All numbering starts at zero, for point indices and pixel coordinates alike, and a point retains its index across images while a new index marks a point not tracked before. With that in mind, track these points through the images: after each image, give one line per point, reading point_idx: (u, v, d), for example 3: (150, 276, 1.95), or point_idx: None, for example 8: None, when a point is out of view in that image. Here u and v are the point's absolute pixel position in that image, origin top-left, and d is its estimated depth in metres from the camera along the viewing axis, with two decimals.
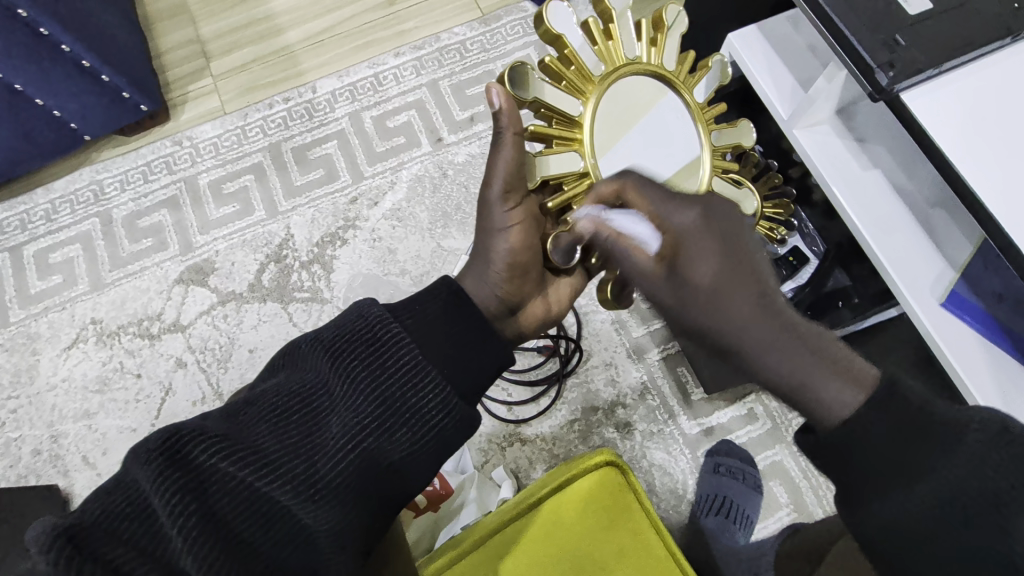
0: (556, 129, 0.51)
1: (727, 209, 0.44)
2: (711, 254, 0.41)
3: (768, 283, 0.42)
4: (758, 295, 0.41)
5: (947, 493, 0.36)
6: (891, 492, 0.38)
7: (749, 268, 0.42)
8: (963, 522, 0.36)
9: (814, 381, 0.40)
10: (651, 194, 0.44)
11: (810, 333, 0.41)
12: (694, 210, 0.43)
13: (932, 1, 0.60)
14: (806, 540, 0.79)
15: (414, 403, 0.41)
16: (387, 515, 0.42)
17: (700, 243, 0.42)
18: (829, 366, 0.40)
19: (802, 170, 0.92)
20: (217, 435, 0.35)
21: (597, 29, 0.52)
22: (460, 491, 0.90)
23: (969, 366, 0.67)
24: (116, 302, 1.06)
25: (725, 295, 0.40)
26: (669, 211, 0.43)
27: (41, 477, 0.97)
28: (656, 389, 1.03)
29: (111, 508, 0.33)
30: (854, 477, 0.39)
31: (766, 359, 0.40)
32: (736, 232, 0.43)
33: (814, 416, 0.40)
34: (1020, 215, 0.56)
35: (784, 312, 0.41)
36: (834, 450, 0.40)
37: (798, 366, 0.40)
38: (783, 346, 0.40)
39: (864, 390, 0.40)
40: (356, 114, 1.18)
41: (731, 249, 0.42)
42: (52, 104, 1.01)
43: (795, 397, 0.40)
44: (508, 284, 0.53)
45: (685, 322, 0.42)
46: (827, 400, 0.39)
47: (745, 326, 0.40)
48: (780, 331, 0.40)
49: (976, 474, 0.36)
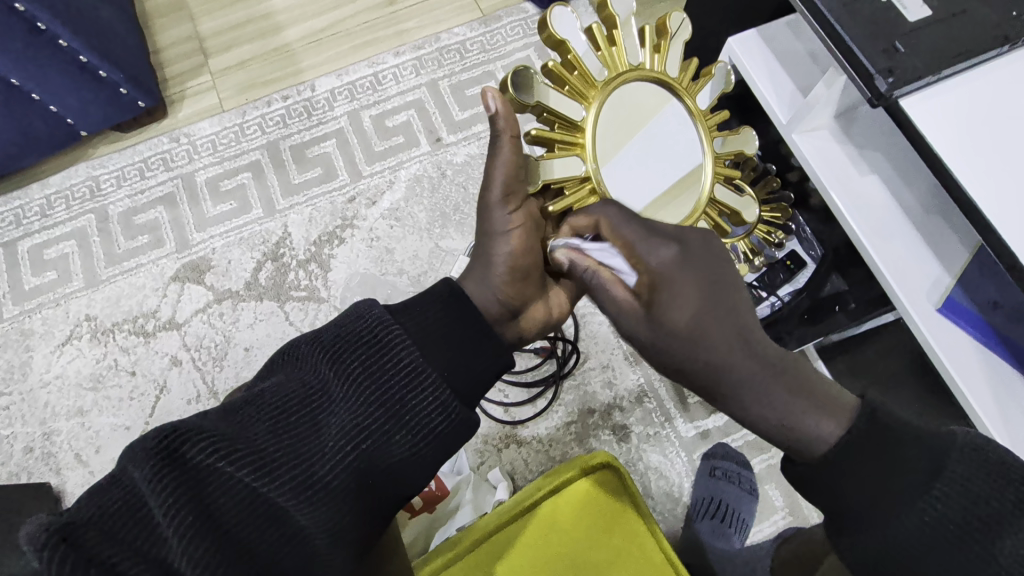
0: (558, 133, 0.50)
1: (707, 243, 0.45)
2: (688, 294, 0.42)
3: (750, 319, 0.42)
4: (740, 332, 0.41)
5: (936, 520, 0.38)
6: (888, 520, 0.38)
7: (726, 306, 0.42)
8: (954, 544, 0.37)
9: (797, 420, 0.40)
10: (627, 231, 0.45)
11: (793, 370, 0.41)
12: (670, 247, 0.44)
13: (931, 9, 0.60)
14: (801, 544, 0.79)
15: (412, 406, 0.41)
16: (383, 517, 0.42)
17: (674, 282, 0.42)
18: (812, 399, 0.40)
19: (801, 174, 0.93)
20: (214, 435, 0.35)
21: (601, 35, 0.51)
22: (455, 492, 0.90)
23: (965, 373, 0.67)
24: (111, 299, 1.06)
25: (703, 333, 0.41)
26: (645, 249, 0.44)
27: (32, 475, 0.96)
28: (653, 391, 1.03)
29: (105, 505, 0.32)
30: (850, 504, 0.39)
31: (744, 397, 0.40)
32: (715, 267, 0.44)
33: (797, 450, 0.40)
34: (1017, 223, 0.56)
35: (764, 346, 0.41)
36: (827, 482, 0.40)
37: (777, 403, 0.40)
38: (765, 383, 0.40)
39: (847, 421, 0.40)
40: (355, 113, 1.17)
41: (711, 285, 0.43)
42: (49, 99, 1.00)
43: (777, 433, 0.40)
44: (509, 286, 0.52)
45: (667, 361, 0.42)
46: (811, 437, 0.39)
47: (724, 361, 0.40)
48: (760, 365, 0.40)
49: (964, 495, 0.38)
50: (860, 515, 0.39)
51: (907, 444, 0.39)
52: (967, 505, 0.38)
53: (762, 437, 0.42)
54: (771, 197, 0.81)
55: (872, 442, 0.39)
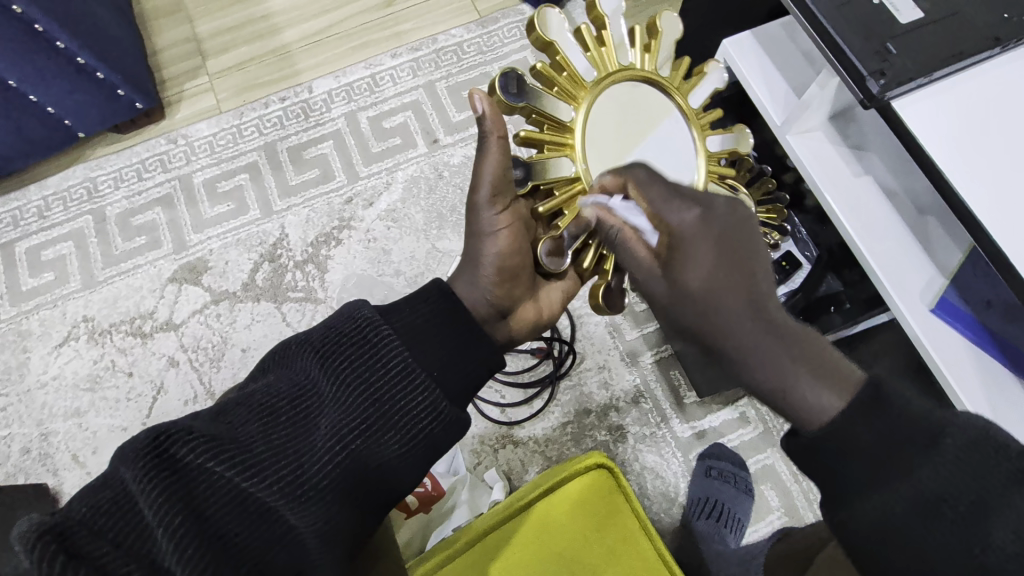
0: (547, 135, 0.51)
1: (733, 208, 0.45)
2: (704, 256, 0.43)
3: (766, 286, 0.43)
4: (754, 300, 0.42)
5: (926, 492, 0.37)
6: (875, 495, 0.38)
7: (745, 270, 0.43)
8: (946, 525, 0.36)
9: (797, 388, 0.41)
10: (652, 192, 0.46)
11: (804, 341, 0.42)
12: (694, 211, 0.44)
13: (922, 10, 0.60)
14: (794, 543, 0.79)
15: (402, 405, 0.42)
16: (376, 514, 0.42)
17: (694, 245, 0.43)
18: (816, 368, 0.41)
19: (795, 175, 0.94)
20: (205, 435, 0.35)
21: (590, 36, 0.52)
22: (451, 493, 0.90)
23: (958, 371, 0.67)
24: (109, 300, 1.06)
25: (717, 293, 0.42)
26: (668, 209, 0.45)
27: (30, 476, 0.97)
28: (649, 392, 1.03)
29: (94, 505, 0.32)
30: (841, 479, 0.40)
31: (749, 360, 0.42)
32: (740, 232, 0.44)
33: (794, 419, 0.41)
34: (1008, 223, 0.56)
35: (774, 314, 0.42)
36: (820, 454, 0.40)
37: (781, 366, 0.41)
38: (770, 347, 0.41)
39: (849, 394, 0.41)
40: (352, 115, 1.18)
41: (730, 251, 0.43)
42: (46, 101, 1.01)
43: (780, 399, 0.42)
44: (499, 288, 0.53)
45: (677, 315, 0.44)
46: (809, 407, 0.40)
47: (737, 322, 0.42)
48: (769, 329, 0.42)
49: (958, 474, 0.36)
50: (850, 489, 0.39)
51: (899, 423, 0.39)
52: (961, 486, 0.36)
53: (760, 396, 0.43)
54: (766, 198, 0.81)
55: (863, 421, 0.39)
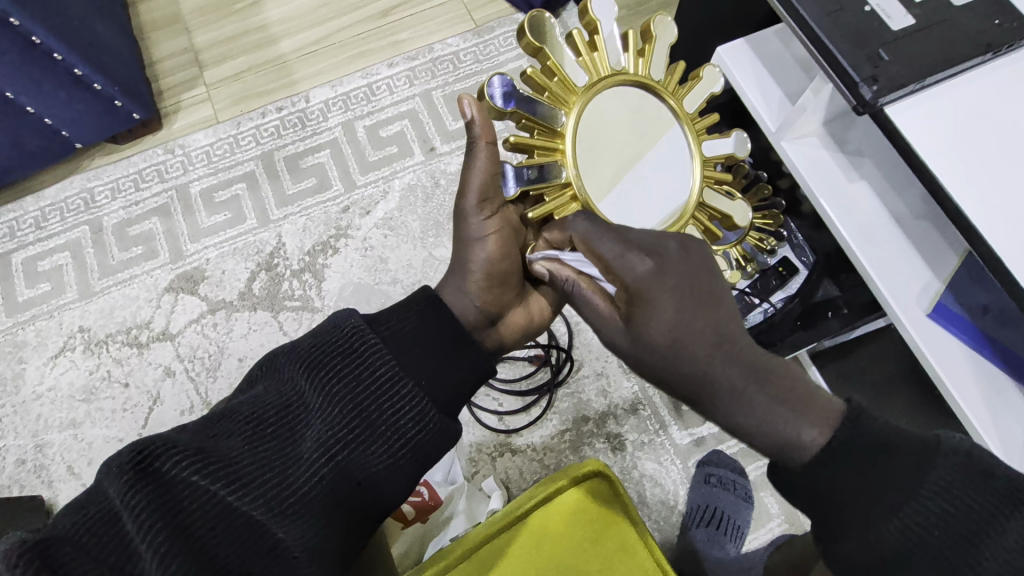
0: (538, 140, 0.50)
1: (685, 251, 0.44)
2: (666, 306, 0.42)
3: (731, 323, 0.42)
4: (720, 341, 0.41)
5: (931, 516, 0.37)
6: (870, 519, 0.39)
7: (706, 313, 0.42)
8: (940, 547, 0.37)
9: (783, 427, 0.40)
10: (604, 246, 0.44)
11: (775, 370, 0.41)
12: (648, 260, 0.43)
13: (914, 18, 0.61)
14: (793, 553, 0.79)
15: (390, 415, 0.41)
16: (367, 525, 0.42)
17: (653, 295, 0.42)
18: (794, 404, 0.40)
19: (791, 181, 0.93)
20: (190, 448, 0.35)
21: (582, 41, 0.52)
22: (449, 502, 0.88)
23: (958, 379, 0.67)
24: (105, 310, 1.06)
25: (683, 345, 0.41)
26: (621, 263, 0.43)
27: (25, 487, 0.96)
28: (647, 399, 1.03)
29: (83, 521, 0.33)
30: (835, 505, 0.39)
31: (725, 407, 0.41)
32: (694, 272, 0.44)
33: (784, 458, 0.40)
34: (1004, 227, 0.56)
35: (744, 352, 0.41)
36: (812, 482, 0.40)
37: (762, 411, 0.40)
38: (745, 390, 0.40)
39: (831, 426, 0.40)
40: (349, 124, 1.18)
41: (689, 296, 0.42)
42: (44, 113, 1.01)
43: (766, 442, 0.40)
44: (487, 294, 0.53)
45: (649, 369, 0.43)
46: (800, 439, 0.40)
47: (707, 367, 0.41)
48: (744, 370, 0.41)
49: (953, 499, 0.37)
50: (845, 515, 0.39)
51: (892, 449, 0.39)
52: (957, 509, 0.37)
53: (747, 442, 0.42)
54: (761, 204, 0.81)
55: (859, 445, 0.39)
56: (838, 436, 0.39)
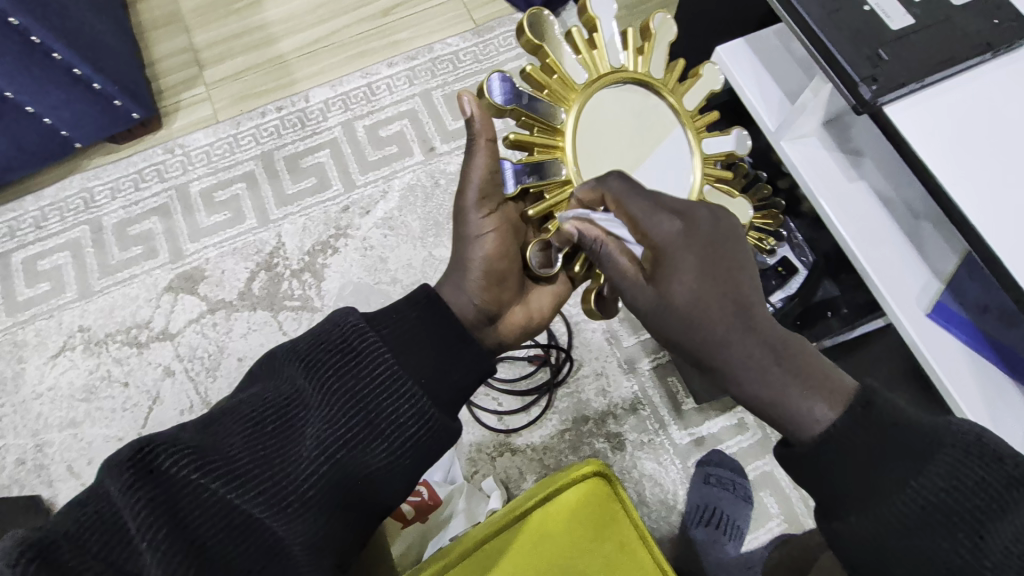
0: (538, 137, 0.51)
1: (715, 218, 0.45)
2: (689, 269, 0.42)
3: (752, 294, 0.43)
4: (739, 310, 0.42)
5: (935, 502, 0.37)
6: (872, 507, 0.38)
7: (730, 280, 0.42)
8: (944, 533, 0.37)
9: (790, 398, 0.40)
10: (634, 204, 0.44)
11: (790, 349, 0.42)
12: (677, 221, 0.43)
13: (914, 17, 0.61)
14: (793, 553, 0.79)
15: (389, 414, 0.41)
16: (367, 523, 0.42)
17: (678, 257, 0.43)
18: (808, 380, 0.41)
19: (791, 181, 0.94)
20: (189, 447, 0.35)
21: (581, 39, 0.52)
22: (448, 502, 0.88)
23: (956, 379, 0.67)
24: (105, 310, 1.06)
25: (704, 308, 0.41)
26: (649, 222, 0.44)
27: (25, 487, 0.96)
28: (647, 399, 1.03)
29: (82, 521, 0.33)
30: (838, 489, 0.40)
31: (739, 371, 0.41)
32: (722, 240, 0.44)
33: (788, 429, 0.41)
34: (1003, 227, 0.56)
35: (760, 323, 0.42)
36: (817, 463, 0.40)
37: (773, 379, 0.41)
38: (760, 360, 0.41)
39: (842, 404, 0.40)
40: (349, 123, 1.18)
41: (713, 262, 0.43)
42: (44, 113, 1.01)
43: (769, 409, 0.41)
44: (486, 292, 0.53)
45: (665, 331, 0.43)
46: (801, 417, 0.40)
47: (725, 333, 0.41)
48: (761, 343, 0.41)
49: (952, 492, 0.37)
50: (848, 501, 0.39)
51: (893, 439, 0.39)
52: (957, 498, 0.37)
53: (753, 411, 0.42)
54: (761, 203, 0.81)
55: (864, 429, 0.39)
56: (849, 414, 0.40)
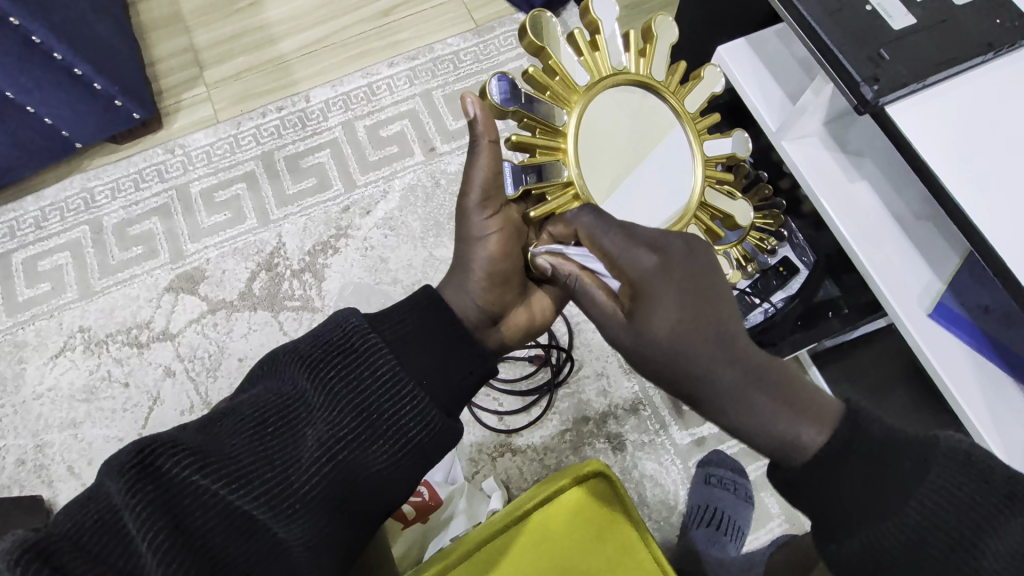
0: (539, 139, 0.50)
1: (690, 247, 0.44)
2: (668, 304, 0.42)
3: (732, 322, 0.42)
4: (721, 341, 0.41)
5: (929, 513, 0.37)
6: (869, 520, 0.39)
7: (709, 312, 0.42)
8: (939, 544, 0.37)
9: (777, 426, 0.40)
10: (607, 241, 0.44)
11: (774, 375, 0.41)
12: (652, 256, 0.43)
13: (916, 17, 0.61)
14: (793, 553, 0.79)
15: (390, 416, 0.41)
16: (368, 525, 0.42)
17: (657, 291, 0.42)
18: (793, 405, 0.40)
19: (792, 181, 0.93)
20: (190, 448, 0.35)
21: (583, 41, 0.52)
22: (449, 501, 0.88)
23: (959, 381, 0.67)
24: (105, 310, 1.06)
25: (684, 342, 0.41)
26: (626, 257, 0.43)
27: (25, 487, 0.96)
28: (648, 399, 1.03)
29: (82, 521, 0.33)
30: (835, 506, 0.40)
31: (726, 404, 0.41)
32: (697, 271, 0.43)
33: (781, 457, 0.41)
34: (1005, 227, 0.56)
35: (744, 352, 0.41)
36: (813, 480, 0.40)
37: (758, 411, 0.40)
38: (746, 391, 0.40)
39: (827, 426, 0.40)
40: (349, 123, 1.18)
41: (690, 296, 0.42)
42: (44, 113, 1.01)
43: (761, 438, 0.41)
44: (489, 293, 0.53)
45: (648, 366, 0.43)
46: (790, 442, 0.40)
47: (709, 367, 0.41)
48: (745, 372, 0.41)
49: (947, 502, 0.37)
50: (844, 519, 0.39)
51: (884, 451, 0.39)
52: (953, 509, 0.37)
53: (746, 441, 0.42)
54: (762, 204, 0.81)
55: (857, 448, 0.40)
56: (837, 434, 0.40)
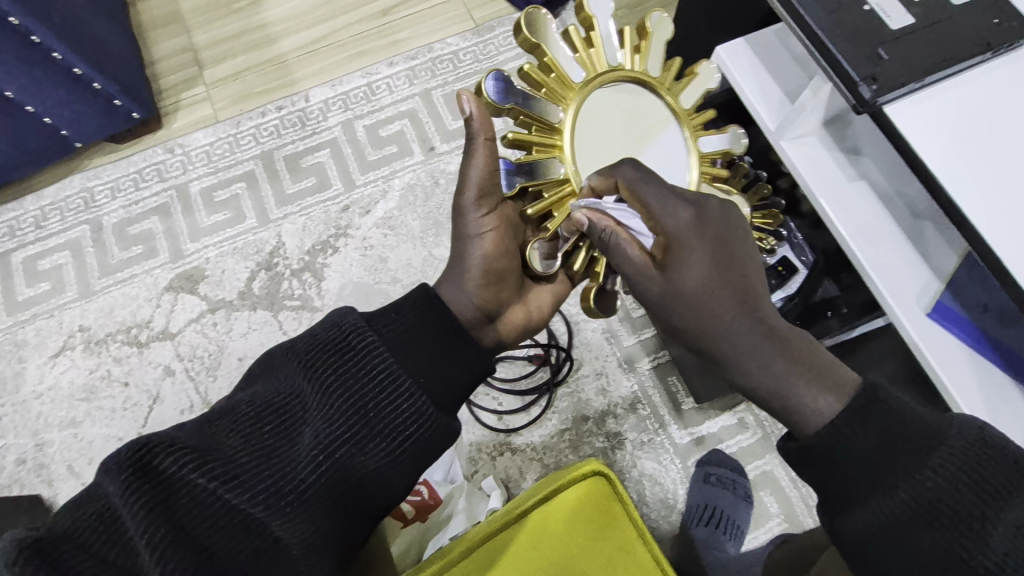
0: (536, 136, 0.51)
1: (725, 211, 0.46)
2: (699, 259, 0.44)
3: (758, 286, 0.44)
4: (746, 301, 0.43)
5: (935, 495, 0.37)
6: (874, 497, 0.38)
7: (737, 273, 0.44)
8: (944, 526, 0.36)
9: (793, 389, 0.41)
10: (649, 192, 0.46)
11: (795, 341, 0.43)
12: (689, 210, 0.45)
13: (913, 16, 0.61)
14: (792, 552, 0.79)
15: (388, 414, 0.41)
16: (366, 524, 0.42)
17: (690, 242, 0.44)
18: (811, 371, 0.42)
19: (791, 181, 0.94)
20: (187, 447, 0.35)
21: (578, 37, 0.52)
22: (448, 501, 0.88)
23: (957, 379, 0.67)
24: (105, 309, 1.06)
25: (711, 294, 0.43)
26: (665, 210, 0.45)
27: (25, 487, 0.96)
28: (647, 398, 1.03)
29: (80, 521, 0.33)
30: (840, 482, 0.40)
31: (744, 360, 0.42)
32: (730, 232, 0.45)
33: (790, 423, 0.43)
34: (1002, 226, 0.56)
35: (767, 313, 0.43)
36: (820, 455, 0.41)
37: (777, 370, 0.42)
38: (765, 350, 0.42)
39: (845, 396, 0.41)
40: (349, 123, 1.18)
41: (722, 253, 0.44)
42: (44, 112, 1.01)
43: (773, 400, 0.42)
44: (485, 292, 0.52)
45: (672, 319, 0.45)
46: (805, 411, 0.41)
47: (732, 322, 0.43)
48: (766, 334, 0.42)
49: (953, 485, 0.37)
50: (847, 497, 0.40)
51: (894, 430, 0.39)
52: (959, 492, 0.36)
53: (757, 402, 0.44)
54: (760, 203, 0.81)
55: (866, 425, 0.40)
56: (852, 406, 0.40)
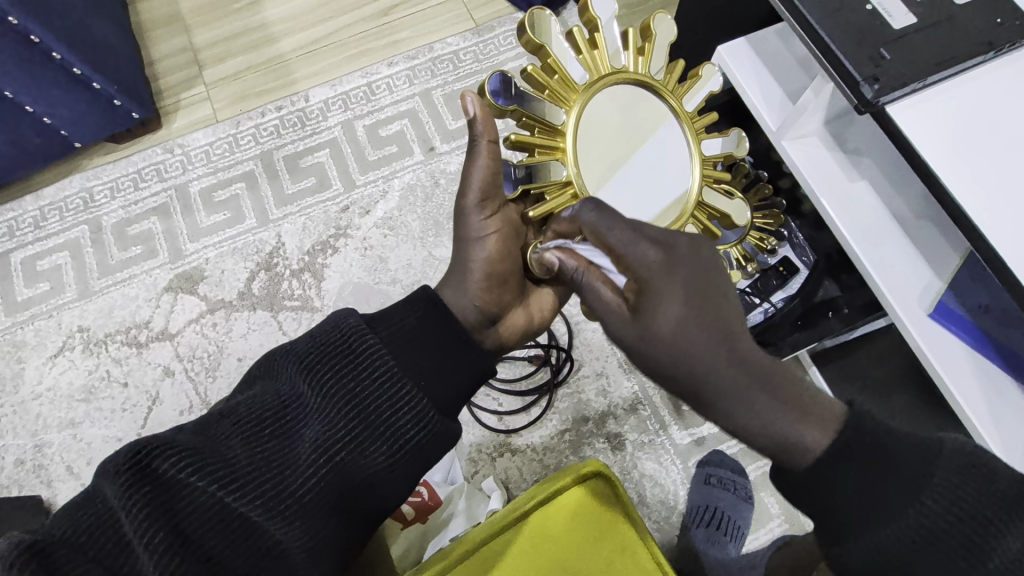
0: (538, 138, 0.50)
1: (696, 246, 0.43)
2: (672, 300, 0.41)
3: (737, 326, 0.42)
4: (726, 345, 0.40)
5: (932, 515, 0.38)
6: (872, 520, 0.39)
7: (714, 314, 0.41)
8: (943, 547, 0.37)
9: (781, 427, 0.40)
10: (615, 229, 0.43)
11: (779, 383, 0.41)
12: (657, 249, 0.42)
13: (916, 16, 0.61)
14: (793, 553, 0.78)
15: (388, 417, 0.41)
16: (366, 528, 0.42)
17: (662, 285, 0.41)
18: (796, 410, 0.40)
19: (792, 181, 0.93)
20: (186, 449, 0.35)
21: (582, 38, 0.52)
22: (448, 502, 0.88)
23: (961, 385, 0.67)
24: (105, 310, 1.06)
25: (688, 338, 0.40)
26: (631, 251, 0.42)
27: (24, 487, 0.96)
28: (647, 399, 1.03)
29: (79, 523, 0.33)
30: (838, 505, 0.40)
31: (726, 407, 0.40)
32: (704, 271, 0.43)
33: (782, 458, 0.41)
34: (1005, 226, 0.56)
35: (745, 350, 0.41)
36: (817, 480, 0.40)
37: (763, 411, 0.40)
38: (749, 391, 0.40)
39: (833, 428, 0.40)
40: (349, 123, 1.18)
41: (696, 295, 0.41)
42: (43, 112, 1.01)
43: (762, 440, 0.40)
44: (487, 294, 0.53)
45: (648, 364, 0.42)
46: (796, 444, 0.40)
47: (710, 367, 0.40)
48: (747, 376, 0.40)
49: (948, 504, 0.38)
50: (848, 513, 0.39)
51: (890, 448, 0.39)
52: (956, 510, 0.37)
53: (745, 442, 0.42)
54: (762, 203, 0.81)
55: (862, 441, 0.40)
56: (843, 434, 0.40)
